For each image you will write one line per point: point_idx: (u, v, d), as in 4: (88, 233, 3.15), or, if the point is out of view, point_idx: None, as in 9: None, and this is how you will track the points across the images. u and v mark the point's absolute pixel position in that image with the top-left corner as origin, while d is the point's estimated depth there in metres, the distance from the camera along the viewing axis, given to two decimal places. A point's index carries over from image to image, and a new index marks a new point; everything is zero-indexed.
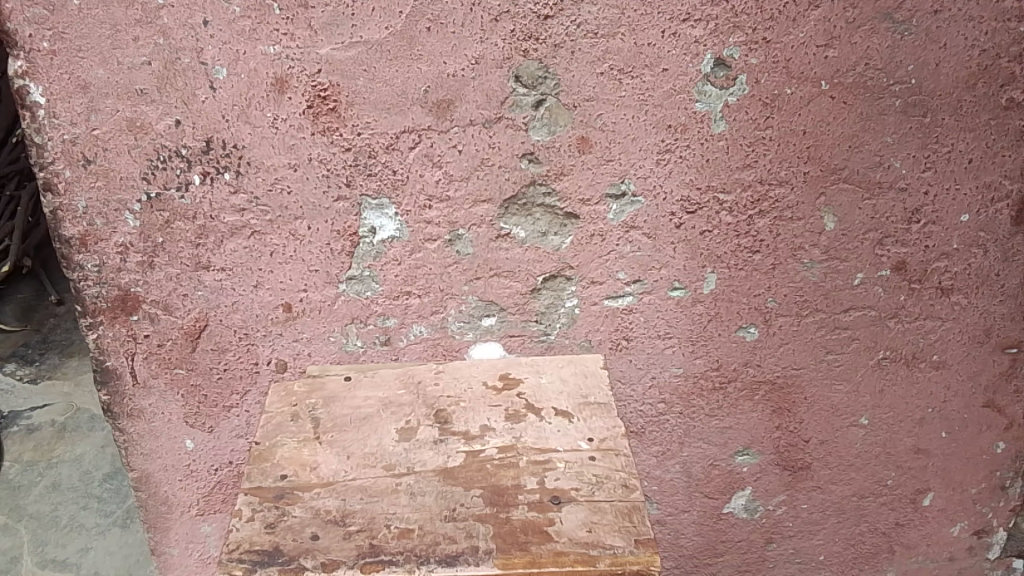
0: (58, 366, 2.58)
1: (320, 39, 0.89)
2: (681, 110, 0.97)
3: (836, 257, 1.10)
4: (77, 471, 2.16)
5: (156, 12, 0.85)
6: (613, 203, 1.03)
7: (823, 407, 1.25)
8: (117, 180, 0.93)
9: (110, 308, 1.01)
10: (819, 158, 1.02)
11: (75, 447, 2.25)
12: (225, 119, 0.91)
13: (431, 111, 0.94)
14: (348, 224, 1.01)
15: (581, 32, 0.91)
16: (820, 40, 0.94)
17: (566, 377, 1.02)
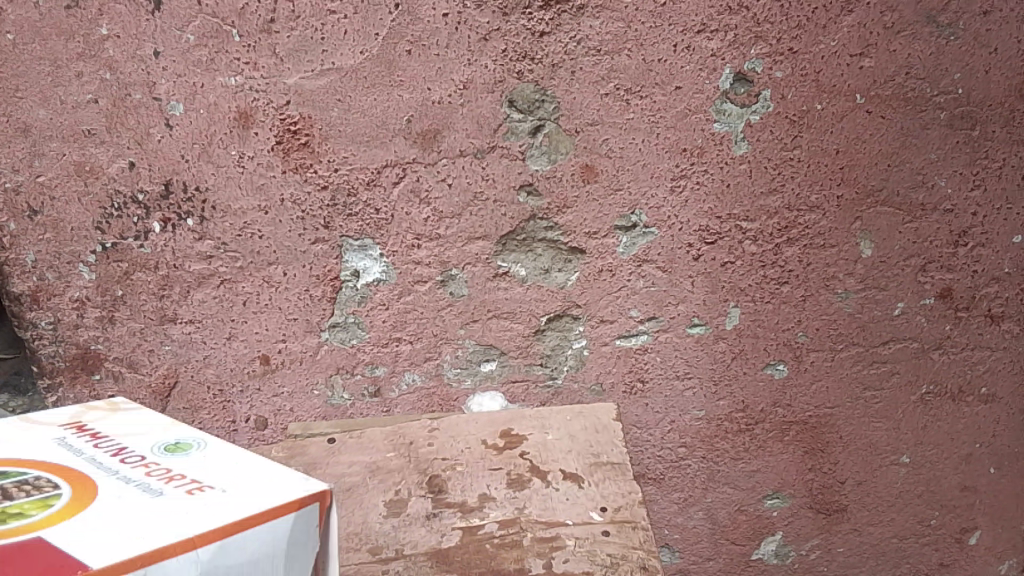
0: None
1: (287, 68, 0.79)
2: (697, 131, 0.86)
3: (873, 287, 0.99)
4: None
5: (100, 44, 0.76)
6: (623, 236, 0.92)
7: (860, 446, 1.13)
8: (68, 231, 0.84)
9: (69, 368, 0.91)
10: (854, 179, 0.91)
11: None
12: (184, 159, 0.82)
13: (415, 143, 0.84)
14: (327, 268, 0.90)
15: (581, 49, 0.81)
16: (854, 48, 0.84)
17: (575, 433, 0.92)
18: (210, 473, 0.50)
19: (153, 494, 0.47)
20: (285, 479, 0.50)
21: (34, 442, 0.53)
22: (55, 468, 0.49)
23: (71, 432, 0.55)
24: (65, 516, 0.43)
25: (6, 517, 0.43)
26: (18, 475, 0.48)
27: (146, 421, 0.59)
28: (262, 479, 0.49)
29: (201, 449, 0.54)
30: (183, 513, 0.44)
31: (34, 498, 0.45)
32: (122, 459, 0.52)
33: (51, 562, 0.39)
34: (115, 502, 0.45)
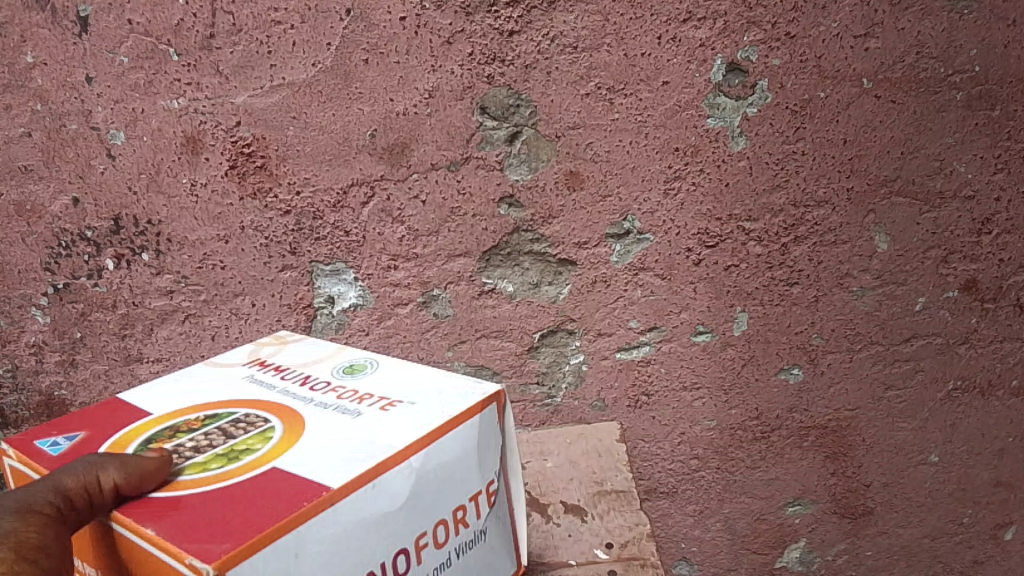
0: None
1: (234, 86, 0.72)
2: (689, 129, 0.79)
3: (892, 282, 0.92)
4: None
5: (27, 73, 0.70)
6: (616, 243, 0.85)
7: (886, 448, 1.05)
8: (16, 274, 0.79)
9: (34, 416, 0.86)
10: (864, 170, 0.83)
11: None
12: (132, 191, 0.75)
13: (382, 158, 0.77)
14: (300, 295, 0.83)
15: (556, 47, 0.74)
16: (858, 28, 0.76)
17: (576, 458, 0.86)
18: (394, 392, 0.50)
19: (352, 415, 0.46)
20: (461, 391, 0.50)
21: (223, 384, 0.52)
22: (255, 404, 0.48)
23: (251, 368, 0.55)
24: (289, 444, 0.42)
25: (237, 454, 0.41)
26: (225, 412, 0.47)
27: (317, 350, 0.59)
28: (441, 393, 0.49)
29: (376, 370, 0.55)
30: (391, 428, 0.44)
31: (252, 433, 0.44)
32: (310, 388, 0.51)
33: (287, 482, 0.38)
34: (323, 425, 0.45)
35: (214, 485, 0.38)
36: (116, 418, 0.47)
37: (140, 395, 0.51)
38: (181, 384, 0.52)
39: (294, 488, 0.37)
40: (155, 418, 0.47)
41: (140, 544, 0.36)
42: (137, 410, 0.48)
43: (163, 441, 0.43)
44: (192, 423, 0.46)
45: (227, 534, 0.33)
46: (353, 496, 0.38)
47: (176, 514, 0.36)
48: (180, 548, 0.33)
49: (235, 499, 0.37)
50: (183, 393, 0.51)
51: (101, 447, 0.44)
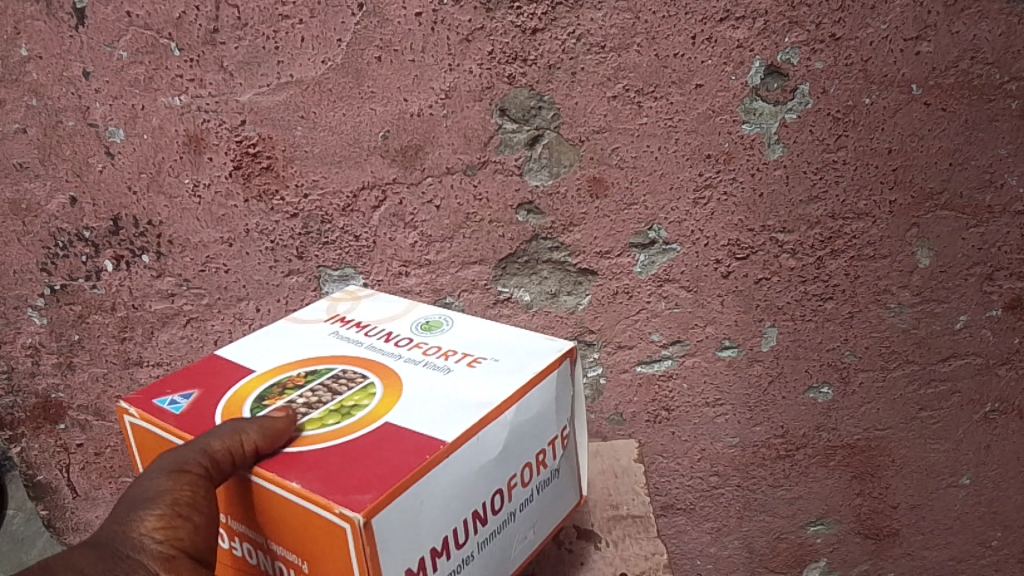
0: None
1: (239, 83, 0.68)
2: (723, 135, 0.74)
3: (932, 299, 0.86)
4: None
5: (21, 67, 0.67)
6: (640, 254, 0.80)
7: (916, 469, 1.01)
8: (12, 274, 0.76)
9: (31, 418, 0.84)
10: (908, 181, 0.78)
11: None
12: (132, 190, 0.72)
13: (394, 161, 0.73)
14: (306, 301, 0.79)
15: (582, 46, 0.69)
16: (910, 30, 0.70)
17: (592, 479, 0.82)
18: (473, 348, 0.56)
19: (444, 372, 0.52)
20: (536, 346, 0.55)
21: (312, 340, 0.57)
22: (355, 361, 0.54)
23: (333, 326, 0.60)
24: (393, 400, 0.48)
25: (349, 411, 0.47)
26: (323, 369, 0.52)
27: (390, 305, 0.65)
28: (518, 349, 0.55)
29: (452, 327, 0.60)
30: (482, 382, 0.49)
31: (355, 390, 0.50)
32: (394, 344, 0.57)
33: (406, 438, 0.43)
34: (420, 382, 0.50)
35: (338, 440, 0.44)
36: (225, 376, 0.52)
37: (235, 352, 0.56)
38: (276, 340, 0.57)
39: (412, 444, 0.42)
40: (260, 374, 0.52)
41: (283, 499, 0.41)
42: (244, 366, 0.53)
43: (277, 399, 0.49)
44: (296, 380, 0.51)
45: (368, 485, 0.39)
46: (463, 448, 0.43)
47: (316, 469, 0.41)
48: (331, 498, 0.38)
49: (363, 452, 0.42)
50: (279, 351, 0.56)
51: (221, 403, 0.49)
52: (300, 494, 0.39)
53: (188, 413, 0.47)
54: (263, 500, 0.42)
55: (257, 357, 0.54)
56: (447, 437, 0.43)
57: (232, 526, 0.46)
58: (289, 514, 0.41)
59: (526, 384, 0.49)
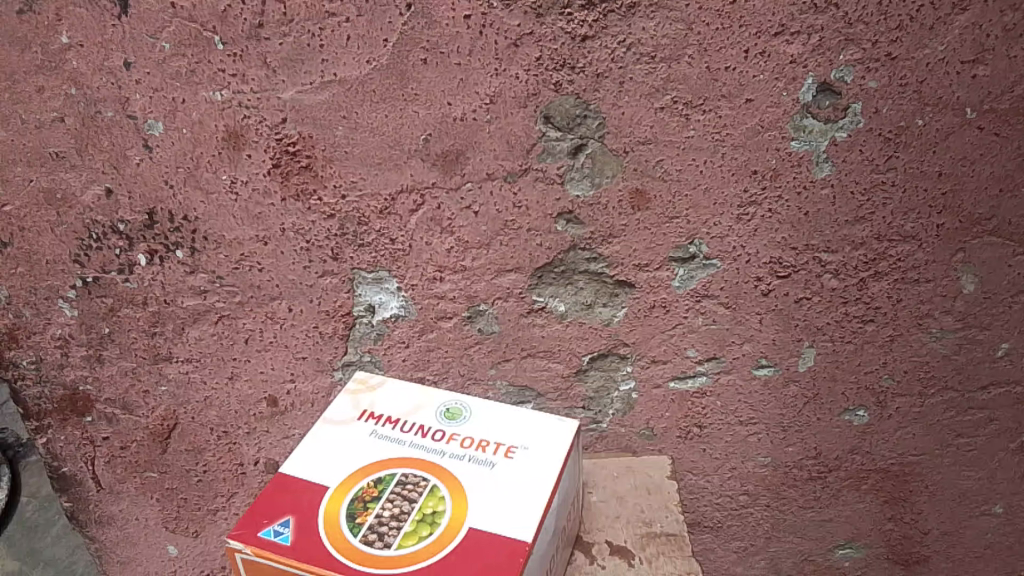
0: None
1: (281, 81, 0.66)
2: (771, 151, 0.72)
3: (975, 326, 0.84)
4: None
5: (60, 56, 0.64)
6: (680, 268, 0.79)
7: (947, 496, 0.99)
8: (43, 265, 0.74)
9: (57, 410, 0.84)
10: (958, 206, 0.76)
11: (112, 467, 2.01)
12: (169, 185, 0.71)
13: (434, 165, 0.72)
14: (339, 303, 0.79)
15: (632, 55, 0.67)
16: (966, 53, 0.68)
17: (623, 494, 0.81)
18: (503, 436, 0.70)
19: (489, 466, 0.66)
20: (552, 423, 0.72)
21: (359, 443, 0.69)
22: (407, 461, 0.67)
23: (366, 421, 0.71)
24: (464, 507, 0.63)
25: (426, 528, 0.61)
26: (390, 479, 0.65)
27: (405, 393, 0.75)
28: (541, 434, 0.70)
29: (471, 412, 0.73)
30: (525, 468, 0.66)
31: (425, 495, 0.64)
32: (430, 437, 0.69)
33: (495, 543, 0.59)
34: (473, 481, 0.65)
35: (444, 552, 0.59)
36: (306, 496, 0.63)
37: (297, 468, 0.67)
38: (327, 448, 0.68)
39: (505, 545, 0.59)
40: (336, 492, 0.64)
41: None
42: (317, 483, 0.65)
43: (366, 515, 0.62)
44: (371, 492, 0.64)
45: None
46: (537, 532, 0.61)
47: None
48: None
49: (468, 563, 0.58)
50: (336, 456, 0.68)
51: (320, 528, 0.61)
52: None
53: (301, 543, 0.59)
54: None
55: (324, 472, 0.65)
56: (524, 531, 0.60)
57: None
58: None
59: (560, 462, 0.67)
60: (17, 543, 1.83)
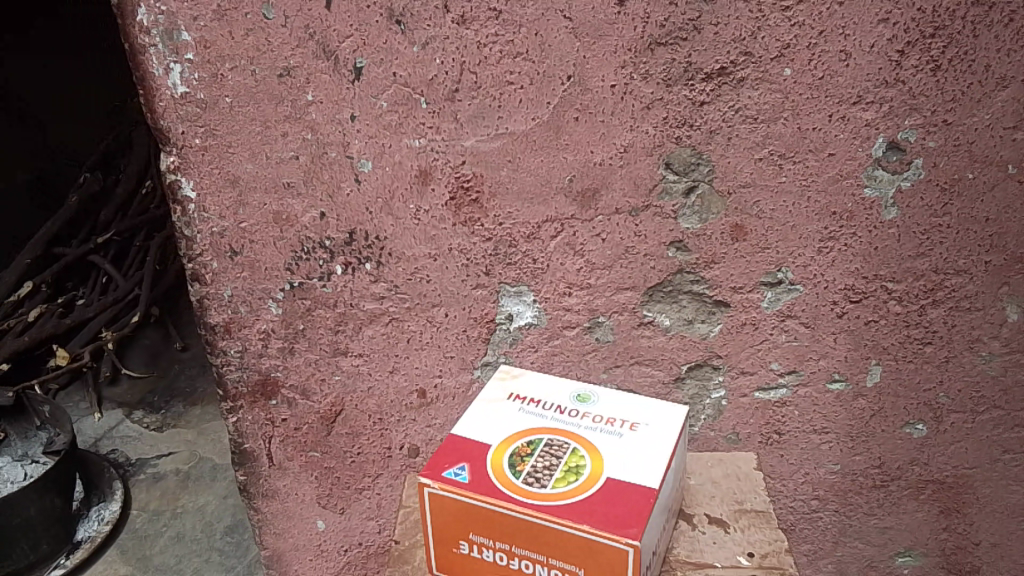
0: (197, 394, 2.51)
1: (466, 131, 0.87)
2: (847, 195, 0.89)
3: (1019, 351, 0.99)
4: (177, 480, 2.20)
5: (305, 108, 0.85)
6: (768, 291, 0.95)
7: (997, 509, 1.11)
8: (262, 271, 0.94)
9: (250, 392, 1.02)
10: (1003, 246, 0.92)
11: (217, 476, 2.21)
12: (369, 211, 0.91)
13: (575, 200, 0.90)
14: (485, 311, 0.97)
15: (739, 117, 0.86)
16: (1008, 121, 0.85)
17: (717, 479, 0.96)
18: (626, 414, 0.86)
19: (618, 434, 0.82)
20: (666, 408, 0.88)
21: (510, 416, 0.85)
22: (552, 428, 0.83)
23: (514, 400, 0.88)
24: (601, 462, 0.78)
25: (574, 476, 0.76)
26: (539, 439, 0.81)
27: (543, 381, 0.92)
28: (657, 415, 0.86)
29: (599, 397, 0.89)
30: (647, 440, 0.81)
31: (569, 453, 0.80)
32: (568, 413, 0.86)
33: (630, 488, 0.75)
34: (606, 444, 0.81)
35: (590, 492, 0.74)
36: (474, 451, 0.80)
37: (464, 431, 0.84)
38: (486, 418, 0.85)
39: (638, 489, 0.74)
40: (497, 448, 0.81)
41: (578, 535, 0.71)
42: (481, 442, 0.81)
43: (524, 465, 0.78)
44: (526, 449, 0.80)
45: (632, 522, 0.71)
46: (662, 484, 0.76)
47: (591, 518, 0.71)
48: (616, 533, 0.69)
49: (609, 501, 0.73)
50: (494, 423, 0.84)
51: (489, 473, 0.77)
52: (589, 532, 0.70)
53: (476, 482, 0.76)
54: (546, 533, 0.73)
55: (487, 434, 0.82)
56: (653, 481, 0.75)
57: (514, 550, 0.75)
58: (575, 544, 0.72)
59: (675, 436, 0.82)
60: (129, 550, 1.98)
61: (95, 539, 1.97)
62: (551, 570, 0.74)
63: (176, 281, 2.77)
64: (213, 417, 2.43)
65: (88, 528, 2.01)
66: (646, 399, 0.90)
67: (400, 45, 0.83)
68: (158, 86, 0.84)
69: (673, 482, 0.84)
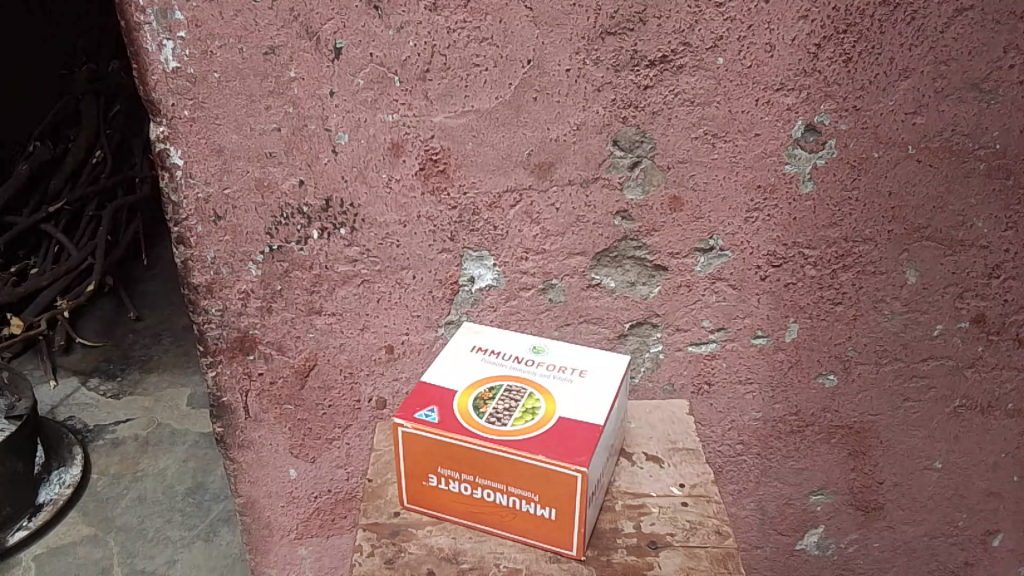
0: (151, 363, 2.55)
1: (435, 108, 0.96)
2: (771, 171, 1.01)
3: (916, 310, 1.13)
4: (136, 446, 2.24)
5: (288, 84, 0.93)
6: (701, 256, 1.07)
7: (898, 451, 1.26)
8: (244, 234, 1.02)
9: (228, 348, 1.10)
10: (903, 217, 1.05)
11: (176, 441, 2.26)
12: (344, 180, 1.00)
13: (533, 172, 1.00)
14: (449, 274, 1.07)
15: (678, 100, 0.97)
16: (909, 107, 0.98)
17: (654, 423, 1.08)
18: (576, 363, 0.97)
19: (569, 381, 0.93)
20: (610, 357, 0.99)
21: (472, 366, 0.95)
22: (509, 376, 0.93)
23: (476, 352, 0.98)
24: (554, 403, 0.89)
25: (531, 415, 0.87)
26: (499, 385, 0.91)
27: (501, 335, 1.02)
28: (603, 364, 0.97)
29: (551, 349, 1.00)
30: (594, 386, 0.92)
31: (525, 396, 0.90)
32: (524, 362, 0.96)
33: (579, 424, 0.86)
34: (558, 389, 0.92)
35: (545, 428, 0.85)
36: (441, 395, 0.90)
37: (432, 378, 0.93)
38: (451, 367, 0.95)
39: (586, 426, 0.85)
40: (462, 393, 0.91)
41: (536, 464, 0.82)
42: (448, 387, 0.91)
43: (486, 407, 0.88)
44: (487, 393, 0.91)
45: (581, 451, 0.82)
46: (607, 421, 0.88)
47: (546, 450, 0.82)
48: (568, 461, 0.80)
49: (562, 435, 0.84)
50: (458, 371, 0.94)
51: (456, 414, 0.87)
52: (545, 461, 0.81)
53: (444, 421, 0.86)
54: (507, 463, 0.83)
55: (453, 380, 0.92)
56: (600, 418, 0.86)
57: (479, 480, 0.86)
58: (532, 472, 0.83)
59: (618, 381, 0.94)
60: (91, 512, 2.02)
61: (57, 502, 2.01)
62: (511, 496, 0.85)
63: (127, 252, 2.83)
64: (168, 384, 2.47)
65: (49, 491, 2.05)
66: (594, 350, 1.01)
67: (377, 28, 0.91)
68: (151, 61, 0.91)
69: (616, 422, 0.96)
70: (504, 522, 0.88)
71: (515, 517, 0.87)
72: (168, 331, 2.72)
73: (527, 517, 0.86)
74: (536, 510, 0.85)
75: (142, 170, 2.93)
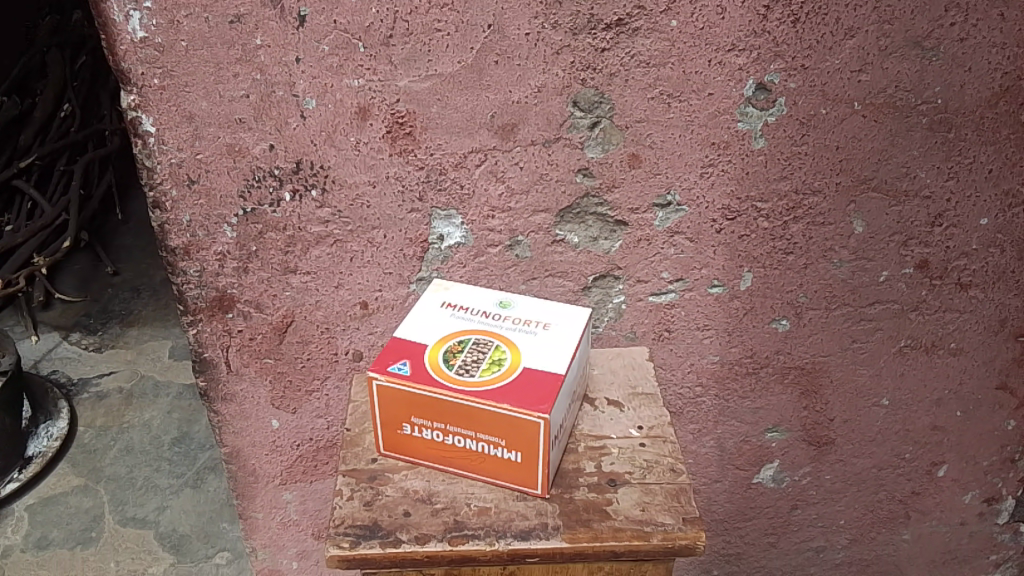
0: (132, 317, 2.59)
1: (400, 73, 0.99)
2: (724, 129, 1.06)
3: (863, 257, 1.19)
4: (120, 399, 2.29)
5: (254, 52, 0.96)
6: (659, 211, 1.12)
7: (848, 389, 1.34)
8: (218, 198, 1.05)
9: (208, 307, 1.14)
10: (851, 169, 1.11)
11: (160, 393, 2.31)
12: (313, 143, 1.03)
13: (496, 134, 1.04)
14: (419, 232, 1.11)
15: (634, 62, 1.01)
16: (854, 65, 1.03)
17: (616, 369, 1.15)
18: (541, 316, 1.02)
19: (533, 333, 0.99)
20: (572, 309, 1.05)
21: (442, 320, 1.01)
22: (477, 329, 0.99)
23: (446, 307, 1.03)
24: (519, 354, 0.95)
25: (497, 366, 0.93)
26: (468, 339, 0.97)
27: (469, 291, 1.07)
28: (566, 316, 1.03)
29: (517, 303, 1.05)
30: (557, 337, 0.98)
31: (492, 348, 0.96)
32: (491, 316, 1.02)
33: (542, 374, 0.91)
34: (523, 340, 0.97)
35: (510, 378, 0.91)
36: (412, 350, 0.95)
37: (404, 333, 0.99)
38: (422, 322, 1.00)
39: (549, 375, 0.91)
40: (432, 347, 0.96)
41: (502, 411, 0.88)
42: (419, 341, 0.97)
43: (456, 360, 0.94)
44: (456, 346, 0.96)
45: (543, 399, 0.88)
46: (568, 370, 0.93)
47: (511, 398, 0.88)
48: (531, 409, 0.87)
49: (526, 384, 0.90)
50: (429, 326, 1.00)
51: (427, 367, 0.93)
52: (509, 409, 0.87)
53: (415, 374, 0.92)
54: (475, 412, 0.89)
55: (424, 335, 0.98)
56: (561, 368, 0.92)
57: (449, 428, 0.92)
58: (498, 420, 0.89)
59: (579, 332, 0.99)
60: (79, 463, 2.08)
61: (46, 453, 2.07)
62: (480, 442, 0.92)
63: (101, 206, 2.83)
64: (150, 337, 2.51)
65: (37, 444, 2.10)
66: (558, 303, 1.07)
67: None
68: (120, 32, 0.93)
69: (579, 369, 1.02)
70: (474, 465, 0.94)
71: (484, 460, 0.93)
72: (147, 285, 2.74)
73: (496, 461, 0.92)
74: (502, 453, 0.91)
75: (112, 124, 2.93)
